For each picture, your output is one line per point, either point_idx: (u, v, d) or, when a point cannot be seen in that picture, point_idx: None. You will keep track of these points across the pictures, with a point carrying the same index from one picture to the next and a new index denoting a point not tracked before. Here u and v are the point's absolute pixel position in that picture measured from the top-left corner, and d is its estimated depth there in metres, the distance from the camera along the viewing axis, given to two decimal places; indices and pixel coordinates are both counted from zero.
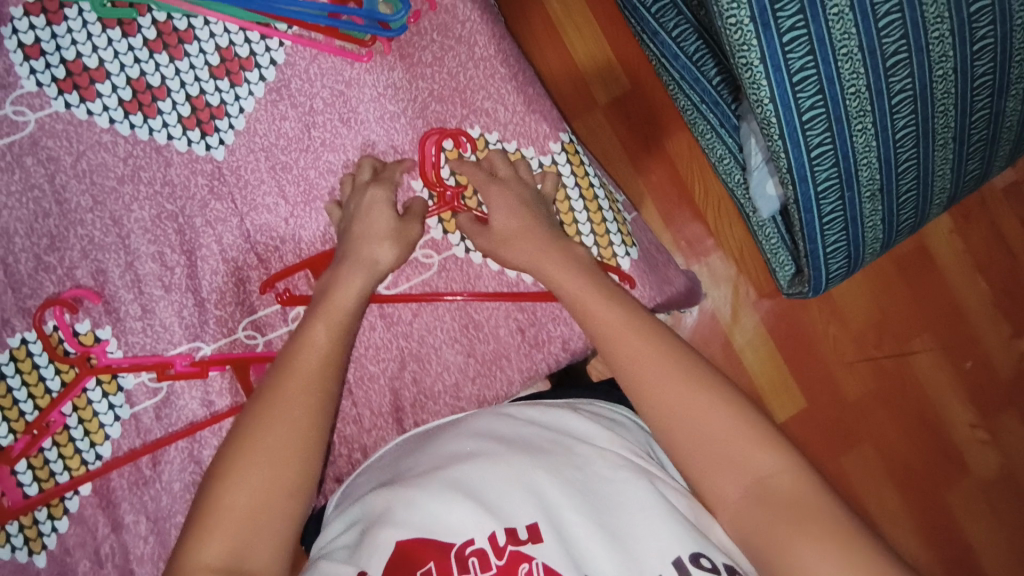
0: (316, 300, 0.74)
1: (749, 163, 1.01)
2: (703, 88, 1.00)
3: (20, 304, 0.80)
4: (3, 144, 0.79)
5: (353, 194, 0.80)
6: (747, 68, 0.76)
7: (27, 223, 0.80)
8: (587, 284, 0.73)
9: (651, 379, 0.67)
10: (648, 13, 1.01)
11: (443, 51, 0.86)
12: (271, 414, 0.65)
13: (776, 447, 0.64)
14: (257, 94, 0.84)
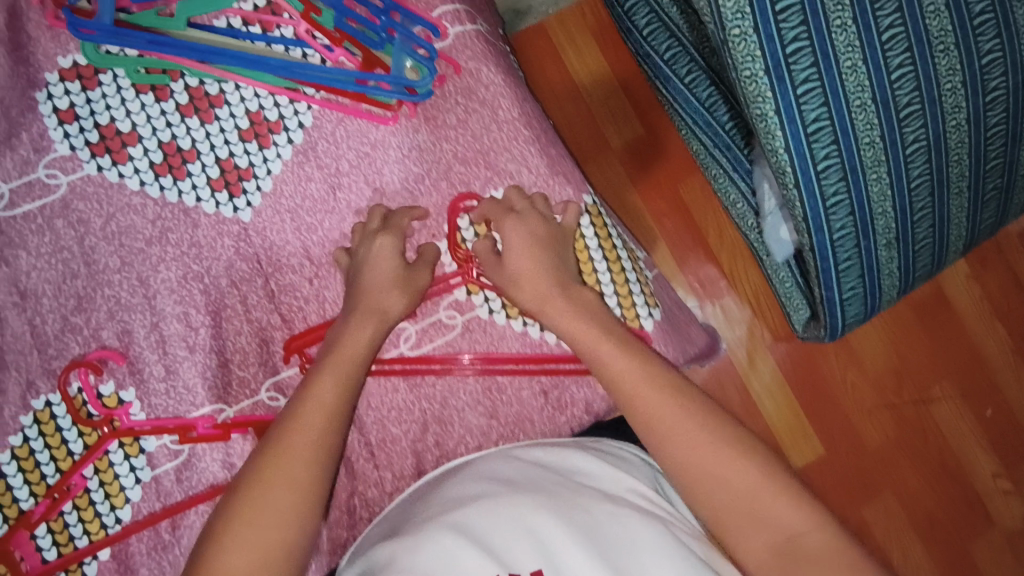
0: (325, 352, 0.74)
1: (762, 207, 1.07)
2: (715, 132, 1.10)
3: (46, 366, 0.80)
4: (35, 207, 0.80)
5: (361, 242, 0.81)
6: (762, 119, 0.77)
7: (55, 284, 0.81)
8: (599, 333, 0.74)
9: (667, 424, 0.68)
10: (662, 62, 1.12)
11: (468, 114, 0.87)
12: (279, 458, 0.66)
13: (792, 497, 0.63)
14: (285, 157, 0.85)
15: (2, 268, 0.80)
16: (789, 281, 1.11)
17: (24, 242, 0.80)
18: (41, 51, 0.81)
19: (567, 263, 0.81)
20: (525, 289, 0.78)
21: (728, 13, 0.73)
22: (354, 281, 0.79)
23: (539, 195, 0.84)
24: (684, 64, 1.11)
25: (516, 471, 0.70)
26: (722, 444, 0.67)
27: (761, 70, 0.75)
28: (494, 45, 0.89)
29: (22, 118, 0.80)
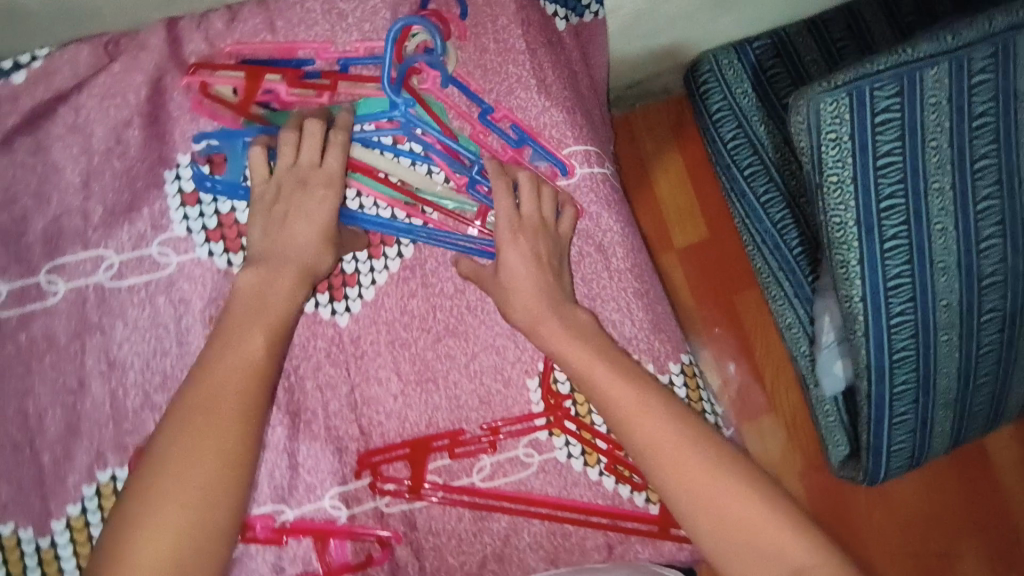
0: (238, 303, 0.71)
1: (819, 338, 1.26)
2: (783, 256, 1.31)
3: (119, 440, 0.79)
4: (141, 281, 0.80)
5: (301, 169, 0.76)
6: (844, 264, 0.99)
7: (144, 358, 0.80)
8: (636, 398, 0.73)
9: (665, 445, 0.71)
10: (740, 176, 1.33)
11: (582, 256, 0.86)
12: (171, 439, 0.63)
13: (802, 532, 0.67)
14: (392, 269, 0.84)
15: (95, 336, 0.79)
16: (834, 417, 1.28)
17: (122, 312, 0.80)
18: (177, 131, 0.81)
19: (564, 280, 0.81)
20: (517, 305, 0.78)
21: (829, 160, 0.92)
22: (282, 223, 0.74)
23: (546, 189, 0.82)
24: (763, 183, 1.32)
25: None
26: (712, 473, 0.69)
27: (849, 219, 0.96)
28: (616, 188, 0.89)
29: (146, 193, 0.81)
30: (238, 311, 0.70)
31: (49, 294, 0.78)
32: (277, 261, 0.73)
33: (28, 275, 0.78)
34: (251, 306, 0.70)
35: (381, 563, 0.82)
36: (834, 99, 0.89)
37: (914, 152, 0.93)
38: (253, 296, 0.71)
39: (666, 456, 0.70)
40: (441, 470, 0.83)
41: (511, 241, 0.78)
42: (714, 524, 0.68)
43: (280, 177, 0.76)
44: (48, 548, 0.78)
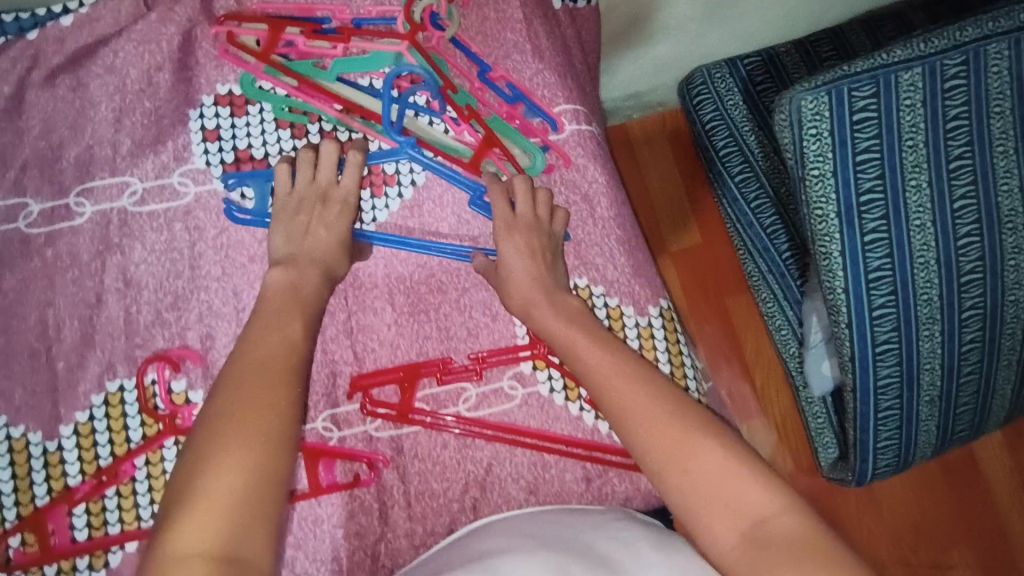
0: (269, 299, 0.78)
1: (808, 338, 1.29)
2: (771, 258, 1.35)
3: (129, 354, 0.85)
4: (161, 208, 0.87)
5: (320, 184, 0.86)
6: (827, 256, 1.01)
7: (158, 279, 0.86)
8: (619, 364, 0.79)
9: (641, 405, 0.76)
10: (732, 182, 1.38)
11: (569, 204, 0.94)
12: (228, 397, 0.67)
13: (765, 486, 0.70)
14: (392, 208, 0.92)
15: (115, 256, 0.86)
16: (823, 418, 1.34)
17: (142, 236, 0.86)
18: (203, 76, 0.89)
19: (558, 271, 0.87)
20: (513, 292, 0.85)
21: (811, 154, 0.96)
22: (305, 233, 0.84)
23: (542, 192, 0.89)
24: (753, 190, 1.37)
25: (510, 539, 0.75)
26: (691, 432, 0.74)
27: (831, 211, 0.98)
28: (603, 147, 0.97)
29: (171, 129, 0.88)
30: (271, 305, 0.77)
31: (76, 214, 0.85)
32: (300, 263, 0.82)
33: (59, 197, 0.85)
34: (284, 300, 0.78)
35: (369, 485, 0.86)
36: (815, 98, 0.94)
37: (892, 148, 0.96)
38: (286, 290, 0.79)
39: (642, 422, 0.75)
40: (429, 398, 0.88)
41: (508, 238, 0.86)
42: (685, 482, 0.71)
43: (300, 192, 0.85)
44: (54, 452, 0.82)
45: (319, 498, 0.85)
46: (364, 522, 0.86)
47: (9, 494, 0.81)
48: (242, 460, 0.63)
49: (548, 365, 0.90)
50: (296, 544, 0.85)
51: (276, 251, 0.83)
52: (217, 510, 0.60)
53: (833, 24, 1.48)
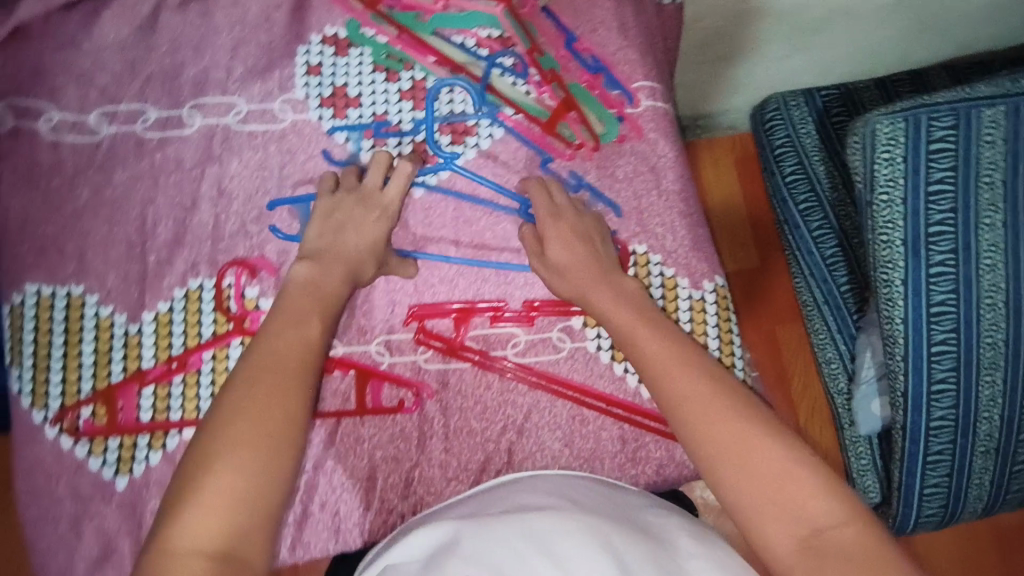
0: (294, 293, 0.80)
1: (861, 374, 1.24)
2: (829, 289, 1.31)
3: (212, 257, 0.91)
4: (260, 130, 0.94)
5: (365, 190, 0.89)
6: (887, 284, 0.96)
7: (248, 193, 0.93)
8: (674, 358, 0.78)
9: (695, 399, 0.75)
10: (796, 210, 1.35)
11: (635, 173, 0.97)
12: (239, 395, 0.71)
13: (827, 494, 0.68)
14: (469, 155, 0.95)
15: (214, 167, 0.93)
16: (867, 460, 1.26)
17: (240, 152, 0.94)
18: (315, 18, 0.98)
19: (609, 256, 0.88)
20: (567, 277, 0.87)
21: (881, 179, 0.94)
22: (337, 231, 0.85)
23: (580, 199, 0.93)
24: (817, 220, 1.33)
25: (544, 497, 0.76)
26: (752, 426, 0.72)
27: (897, 238, 0.95)
28: (675, 125, 1.00)
29: (280, 61, 0.96)
30: (293, 296, 0.80)
31: (186, 125, 0.93)
32: (327, 259, 0.84)
33: (174, 108, 0.94)
34: (306, 294, 0.80)
35: (411, 413, 0.89)
36: (891, 122, 0.94)
37: (967, 184, 0.93)
38: (306, 285, 0.81)
39: (702, 417, 0.73)
40: (479, 337, 0.91)
41: (557, 232, 0.88)
42: (740, 487, 0.70)
43: (341, 196, 0.88)
44: (134, 335, 0.88)
45: (364, 419, 0.89)
46: (401, 448, 0.88)
47: (88, 367, 0.87)
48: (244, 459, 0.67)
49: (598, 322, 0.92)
50: (336, 458, 0.88)
51: (307, 247, 0.85)
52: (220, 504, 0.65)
53: (917, 56, 1.48)
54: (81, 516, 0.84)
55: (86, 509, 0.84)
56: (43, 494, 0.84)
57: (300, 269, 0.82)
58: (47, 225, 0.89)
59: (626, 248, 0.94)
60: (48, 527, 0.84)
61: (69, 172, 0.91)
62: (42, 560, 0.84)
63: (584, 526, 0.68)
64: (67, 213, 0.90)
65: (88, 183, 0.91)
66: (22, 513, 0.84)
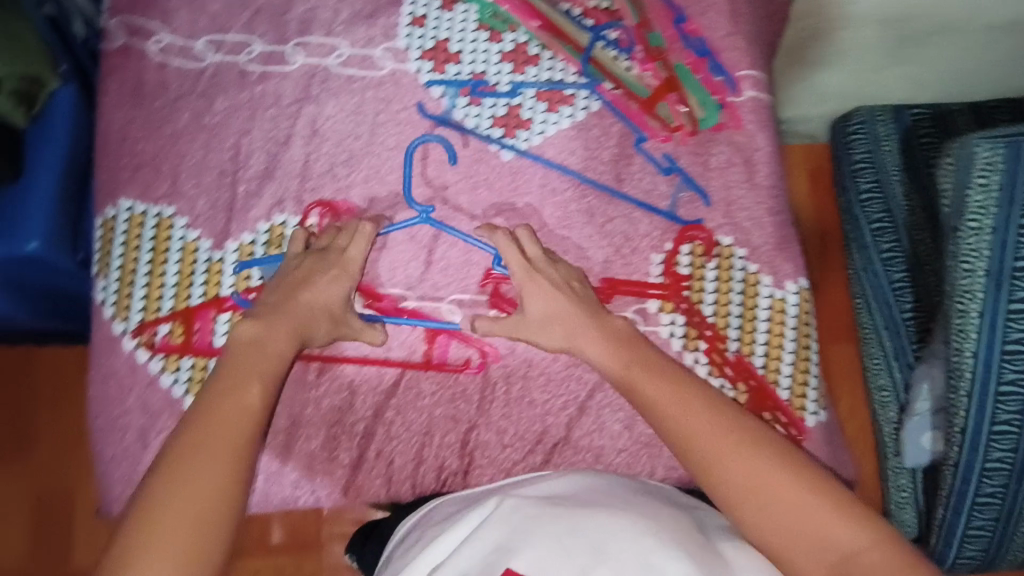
0: (235, 354, 0.73)
1: (914, 407, 1.14)
2: (889, 315, 1.25)
3: (298, 195, 0.92)
4: (358, 75, 0.94)
5: (328, 250, 0.84)
6: (963, 316, 0.88)
7: (340, 136, 0.93)
8: (673, 402, 0.74)
9: (701, 433, 0.71)
10: (867, 230, 1.29)
11: (729, 164, 0.93)
12: (155, 503, 0.62)
13: (850, 521, 0.65)
14: (562, 125, 0.94)
15: (310, 107, 0.93)
16: (908, 493, 1.19)
17: (336, 94, 0.94)
18: None
19: (595, 307, 0.83)
20: (551, 329, 0.82)
21: (972, 205, 0.86)
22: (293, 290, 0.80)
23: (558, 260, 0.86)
24: (888, 242, 1.27)
25: (586, 491, 0.73)
26: (763, 461, 0.69)
27: (981, 269, 0.86)
28: (775, 118, 0.96)
29: (385, 8, 0.95)
30: (235, 359, 0.73)
31: (288, 63, 0.94)
32: (278, 315, 0.77)
33: (278, 44, 0.94)
34: (247, 355, 0.73)
35: (474, 374, 0.89)
36: (992, 146, 0.85)
37: None
38: (249, 345, 0.74)
39: (714, 452, 0.70)
40: None
41: (531, 292, 0.82)
42: (764, 523, 0.66)
43: (300, 257, 0.83)
44: (217, 262, 0.90)
45: (427, 373, 0.89)
46: (460, 408, 0.88)
47: (170, 287, 0.89)
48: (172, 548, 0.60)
49: (675, 309, 0.91)
50: (396, 409, 0.88)
51: (260, 303, 0.79)
52: None
53: None
54: (148, 429, 0.86)
55: (153, 424, 0.87)
56: (113, 403, 0.87)
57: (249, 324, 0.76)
58: (146, 144, 0.91)
59: (711, 238, 0.92)
60: (116, 436, 0.86)
61: (172, 94, 0.92)
62: (106, 467, 0.86)
63: (647, 531, 0.64)
64: (166, 134, 0.92)
65: (189, 108, 0.92)
66: (93, 418, 0.87)
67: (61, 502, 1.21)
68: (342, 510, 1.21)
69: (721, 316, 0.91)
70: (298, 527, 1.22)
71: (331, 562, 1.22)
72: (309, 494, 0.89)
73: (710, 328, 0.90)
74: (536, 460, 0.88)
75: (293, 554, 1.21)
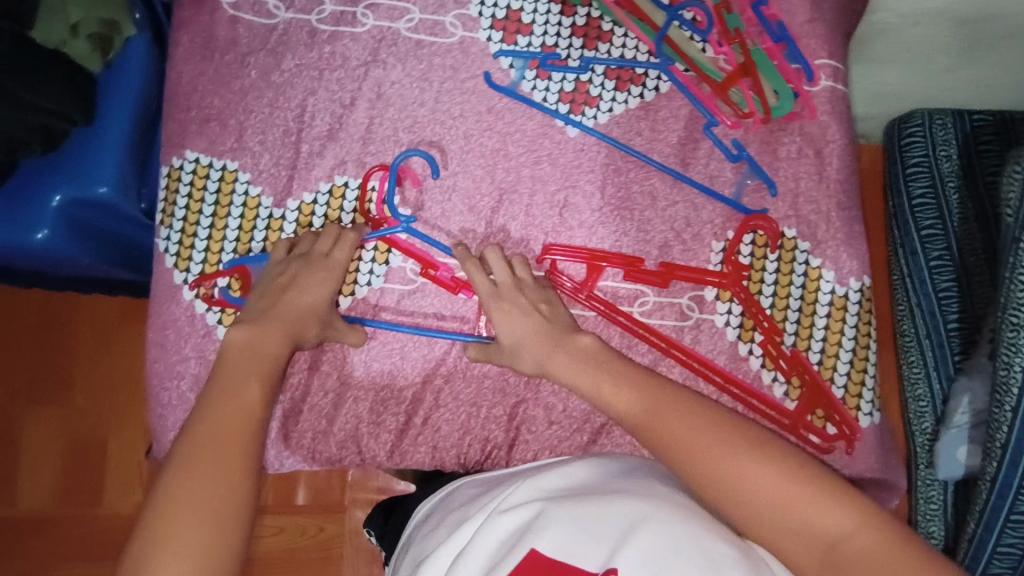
0: (229, 360, 0.73)
1: (951, 418, 1.03)
2: (934, 324, 1.10)
3: (361, 157, 0.92)
4: (427, 41, 0.93)
5: (313, 256, 0.83)
6: (1014, 328, 0.78)
7: (406, 102, 0.93)
8: (644, 416, 0.73)
9: (673, 436, 0.70)
10: (915, 232, 1.13)
11: (799, 155, 0.91)
12: (174, 493, 0.62)
13: (833, 500, 0.63)
14: (630, 105, 0.93)
15: (377, 70, 0.93)
16: (938, 505, 1.07)
17: (404, 59, 0.93)
18: None
19: (562, 320, 0.82)
20: (524, 353, 0.81)
21: None
22: (280, 295, 0.80)
23: (520, 263, 0.85)
24: (938, 248, 1.11)
25: (612, 480, 0.71)
26: (735, 456, 0.67)
27: None
28: (851, 111, 0.93)
29: None
30: (228, 365, 0.73)
31: (358, 24, 0.93)
32: (270, 319, 0.77)
33: (349, 4, 0.93)
34: (243, 359, 0.73)
35: None
36: None
37: None
38: (244, 348, 0.74)
39: (690, 449, 0.69)
40: (608, 289, 0.90)
41: (502, 316, 0.82)
42: (747, 517, 0.64)
43: (286, 261, 0.83)
44: (277, 219, 0.91)
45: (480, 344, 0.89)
46: (509, 382, 0.88)
47: (231, 241, 0.90)
48: (190, 541, 0.60)
49: (732, 298, 0.89)
50: (445, 378, 0.88)
51: (248, 311, 0.79)
52: None
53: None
54: (203, 378, 0.88)
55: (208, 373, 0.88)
56: (170, 350, 0.88)
57: (242, 328, 0.76)
58: (214, 98, 0.91)
59: (777, 229, 0.89)
60: (171, 383, 0.88)
61: (242, 49, 0.92)
62: (160, 413, 0.88)
63: (676, 518, 0.62)
64: (233, 89, 0.92)
65: (258, 64, 0.92)
66: (150, 364, 0.89)
67: (94, 453, 1.21)
68: (366, 476, 1.22)
69: (779, 309, 0.89)
70: (323, 489, 1.23)
71: (354, 526, 1.23)
72: (353, 455, 0.89)
73: (767, 319, 0.88)
74: (582, 439, 0.88)
75: (318, 515, 1.22)
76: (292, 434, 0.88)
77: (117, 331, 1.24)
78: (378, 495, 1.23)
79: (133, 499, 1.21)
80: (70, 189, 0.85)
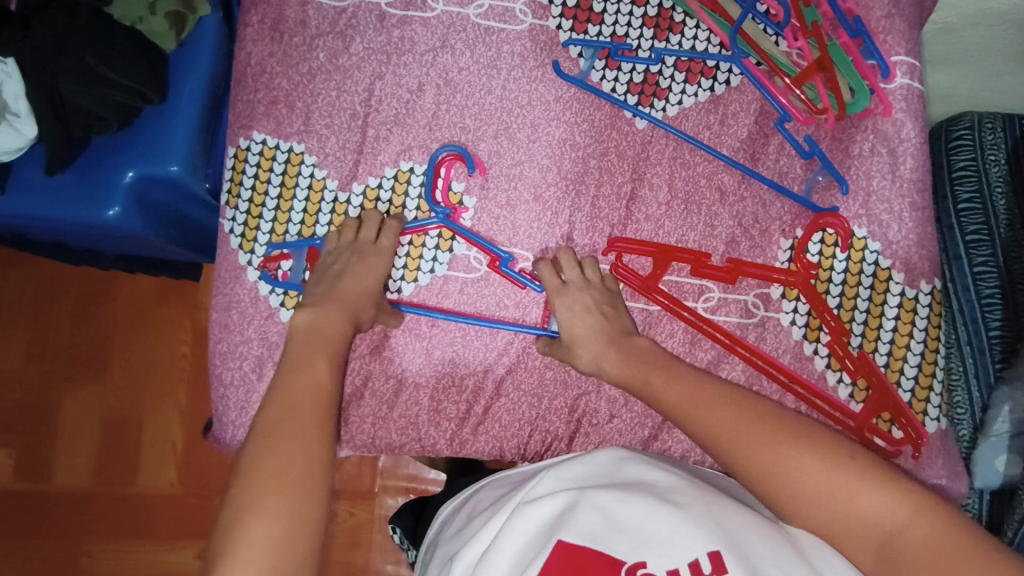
0: (295, 341, 0.73)
1: (987, 427, 0.93)
2: (975, 330, 0.99)
3: (426, 143, 0.91)
4: (496, 27, 0.92)
5: (362, 245, 0.85)
6: None
7: (473, 88, 0.92)
8: (694, 408, 0.69)
9: (719, 429, 0.66)
10: (960, 237, 1.02)
11: (872, 153, 0.90)
12: (267, 455, 0.60)
13: (885, 489, 0.58)
14: (700, 98, 0.91)
15: (445, 56, 0.92)
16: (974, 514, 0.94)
17: (473, 46, 0.92)
18: None
19: (623, 321, 0.82)
20: (581, 350, 0.80)
21: None
22: (336, 281, 0.81)
23: (589, 260, 0.86)
24: (983, 253, 1.00)
25: (641, 474, 0.67)
26: (784, 452, 0.62)
27: None
28: (926, 109, 0.92)
29: None
30: (297, 345, 0.73)
31: (428, 9, 0.92)
32: (328, 302, 0.78)
33: None
34: (309, 340, 0.73)
35: None
36: None
37: None
38: (307, 330, 0.74)
39: (730, 443, 0.65)
40: (673, 284, 0.89)
41: (562, 307, 0.82)
42: (793, 507, 0.60)
43: (341, 247, 0.85)
44: (342, 204, 0.90)
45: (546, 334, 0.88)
46: (571, 374, 0.88)
47: (296, 223, 0.90)
48: (280, 503, 0.57)
49: (798, 296, 0.89)
50: (508, 367, 0.88)
51: (308, 297, 0.80)
52: (255, 554, 0.54)
53: None
54: (265, 359, 0.88)
55: (271, 354, 0.88)
56: (234, 331, 0.88)
57: (307, 311, 0.77)
58: (283, 80, 0.91)
59: (848, 228, 0.88)
60: (234, 363, 0.88)
61: (311, 31, 0.92)
62: (222, 392, 0.88)
63: (712, 513, 0.58)
64: (302, 71, 0.91)
65: (326, 47, 0.92)
66: (213, 343, 0.89)
67: (128, 430, 1.21)
68: (398, 463, 1.21)
69: (846, 310, 0.88)
70: (355, 474, 1.22)
71: (384, 512, 1.22)
72: (412, 442, 0.89)
73: (834, 319, 0.86)
74: (643, 433, 0.88)
75: (346, 501, 1.22)
76: (352, 418, 0.88)
77: (156, 311, 1.23)
78: (409, 483, 1.23)
79: (167, 477, 1.20)
80: (142, 165, 0.85)
